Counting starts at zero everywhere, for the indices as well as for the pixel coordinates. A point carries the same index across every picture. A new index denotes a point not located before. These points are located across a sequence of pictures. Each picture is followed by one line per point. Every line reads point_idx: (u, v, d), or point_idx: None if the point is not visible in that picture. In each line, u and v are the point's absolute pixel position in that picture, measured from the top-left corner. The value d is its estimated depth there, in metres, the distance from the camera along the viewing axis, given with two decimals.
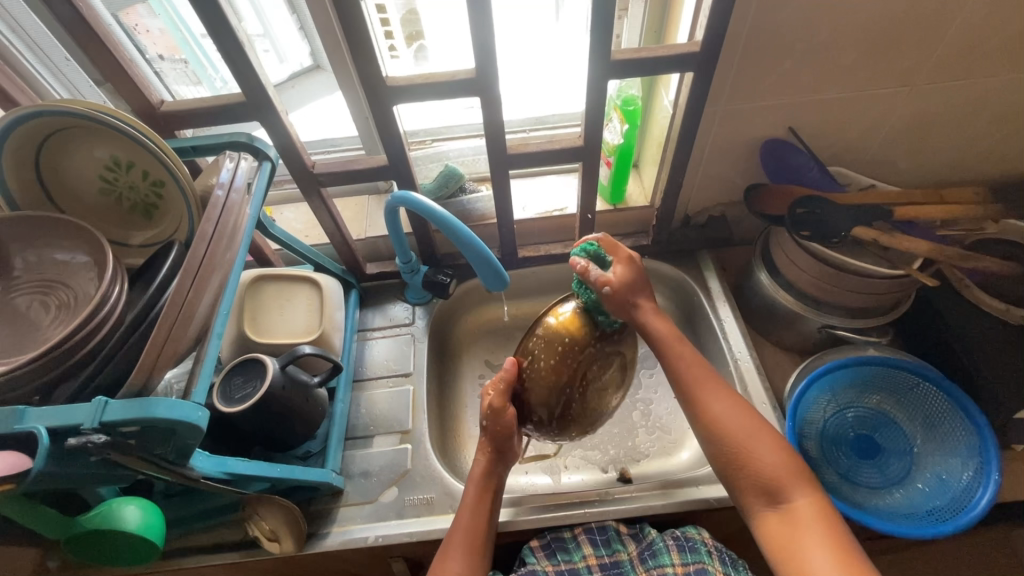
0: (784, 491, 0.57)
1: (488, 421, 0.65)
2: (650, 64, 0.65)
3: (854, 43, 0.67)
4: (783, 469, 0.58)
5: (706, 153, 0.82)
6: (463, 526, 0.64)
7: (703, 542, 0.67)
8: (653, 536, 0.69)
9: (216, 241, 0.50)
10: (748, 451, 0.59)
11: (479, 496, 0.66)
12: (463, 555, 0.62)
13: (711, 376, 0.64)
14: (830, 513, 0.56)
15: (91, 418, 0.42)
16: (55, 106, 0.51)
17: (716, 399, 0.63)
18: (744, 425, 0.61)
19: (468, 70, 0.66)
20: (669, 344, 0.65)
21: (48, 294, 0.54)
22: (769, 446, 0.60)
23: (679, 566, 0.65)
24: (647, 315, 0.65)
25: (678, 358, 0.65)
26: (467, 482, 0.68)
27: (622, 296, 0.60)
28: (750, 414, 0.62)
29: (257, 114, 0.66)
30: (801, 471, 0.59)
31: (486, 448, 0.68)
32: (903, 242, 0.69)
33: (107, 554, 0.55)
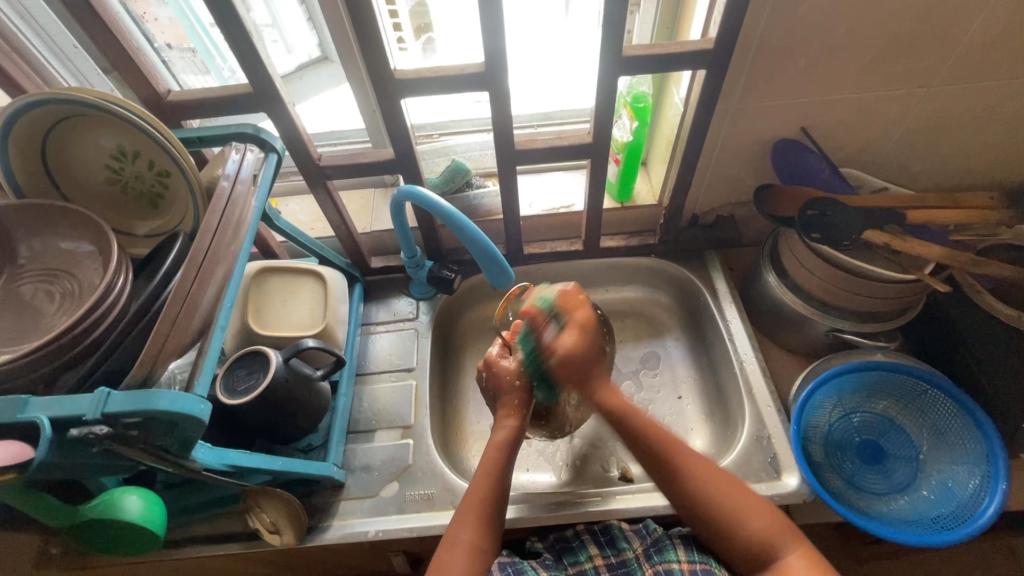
0: (775, 551, 0.56)
1: (512, 379, 0.70)
2: (662, 61, 0.64)
3: (871, 43, 0.66)
4: (771, 529, 0.57)
5: (716, 151, 0.81)
6: (478, 501, 0.61)
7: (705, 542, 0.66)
8: (658, 533, 0.68)
9: (220, 233, 0.50)
10: (731, 517, 0.58)
11: (500, 464, 0.64)
12: (479, 528, 0.59)
13: (678, 442, 0.63)
14: (819, 563, 0.55)
15: (94, 409, 0.42)
16: (61, 95, 0.51)
17: (693, 464, 0.61)
18: (726, 493, 0.59)
19: (477, 64, 0.65)
20: (631, 412, 0.65)
21: (53, 284, 0.54)
22: (756, 511, 0.58)
23: (686, 564, 0.64)
24: (598, 388, 0.67)
25: (638, 423, 0.64)
26: (489, 448, 0.65)
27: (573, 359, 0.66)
28: (731, 479, 0.60)
29: (264, 105, 0.65)
30: (788, 524, 0.57)
31: (517, 411, 0.68)
32: (915, 247, 0.68)
33: (109, 542, 0.56)
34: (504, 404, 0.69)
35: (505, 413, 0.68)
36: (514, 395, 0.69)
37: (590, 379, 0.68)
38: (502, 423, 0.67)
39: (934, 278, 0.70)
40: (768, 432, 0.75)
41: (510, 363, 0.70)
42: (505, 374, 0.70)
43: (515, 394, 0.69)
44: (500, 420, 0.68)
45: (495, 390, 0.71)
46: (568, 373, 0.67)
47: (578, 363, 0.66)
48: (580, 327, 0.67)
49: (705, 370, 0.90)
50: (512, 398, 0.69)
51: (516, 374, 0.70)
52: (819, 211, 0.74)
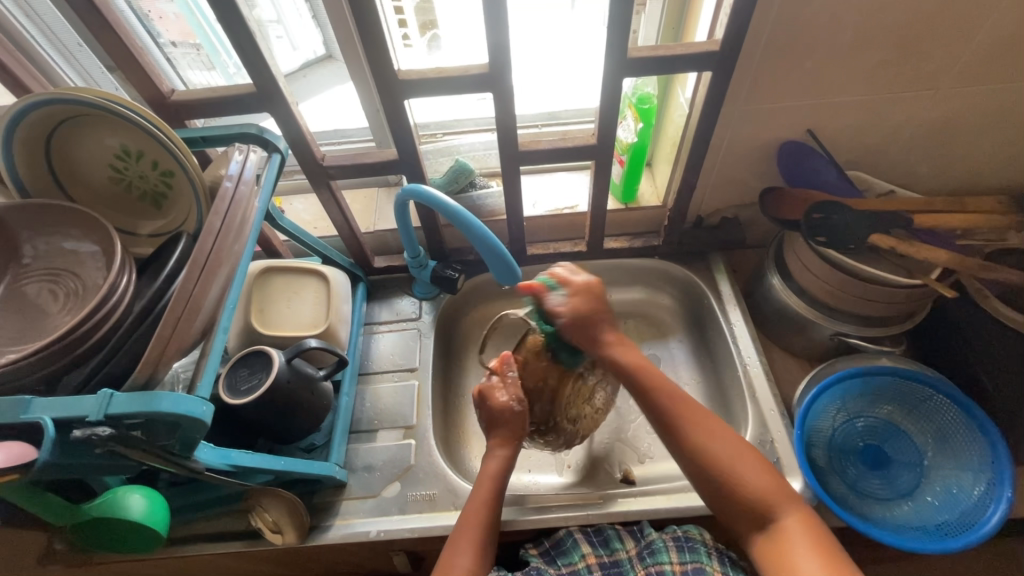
0: (771, 510, 0.56)
1: (508, 412, 0.69)
2: (668, 62, 0.63)
3: (878, 45, 0.65)
4: (768, 489, 0.57)
5: (722, 153, 0.81)
6: (476, 521, 0.63)
7: (703, 543, 0.66)
8: (653, 536, 0.67)
9: (223, 235, 0.50)
10: (728, 469, 0.58)
11: (492, 493, 0.66)
12: (473, 552, 0.60)
13: (686, 402, 0.63)
14: (818, 529, 0.55)
15: (96, 410, 0.42)
16: (65, 94, 0.51)
17: (705, 426, 0.60)
18: (730, 449, 0.59)
19: (480, 65, 0.65)
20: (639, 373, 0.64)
21: (57, 283, 0.54)
22: (754, 468, 0.58)
23: (677, 564, 0.63)
24: (609, 346, 0.65)
25: (648, 384, 0.63)
26: (481, 480, 0.67)
27: (579, 325, 0.64)
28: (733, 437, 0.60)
29: (267, 105, 0.65)
30: (787, 491, 0.57)
31: (511, 440, 0.69)
32: (922, 251, 0.67)
33: (111, 539, 0.56)
34: (501, 432, 0.69)
35: (497, 443, 0.69)
36: (511, 424, 0.69)
37: (603, 340, 0.65)
38: (494, 453, 0.68)
39: (940, 283, 0.69)
40: (771, 436, 0.75)
41: (504, 397, 0.69)
42: (502, 408, 0.69)
43: (514, 425, 0.69)
44: (489, 451, 0.69)
45: (489, 423, 0.71)
46: (578, 339, 0.65)
47: (581, 318, 0.64)
48: (582, 292, 0.65)
49: (708, 372, 0.90)
50: (508, 430, 0.69)
51: (515, 408, 0.69)
52: (825, 215, 0.73)
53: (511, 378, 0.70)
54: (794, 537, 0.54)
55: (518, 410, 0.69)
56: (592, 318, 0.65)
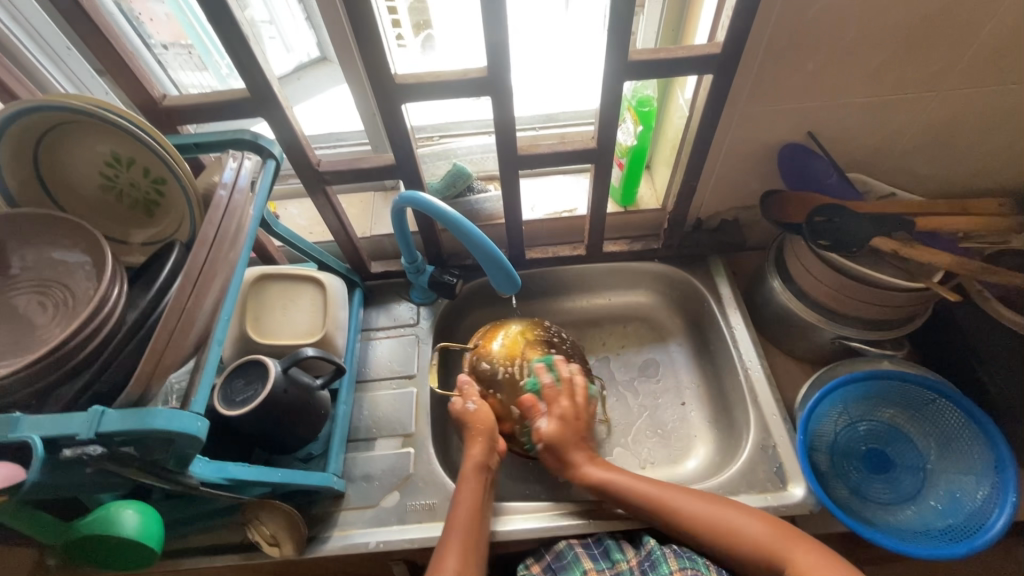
0: (783, 560, 0.60)
1: (469, 415, 0.74)
2: (669, 65, 0.62)
3: (880, 47, 0.64)
4: (766, 534, 0.62)
5: (722, 156, 0.80)
6: (461, 523, 0.64)
7: (699, 555, 0.67)
8: (651, 545, 0.67)
9: (218, 245, 0.48)
10: (726, 534, 0.63)
11: (478, 493, 0.67)
12: (461, 553, 0.61)
13: (662, 485, 0.68)
14: (829, 556, 0.60)
15: (87, 428, 0.41)
16: (52, 102, 0.50)
17: (675, 494, 0.67)
18: (713, 510, 0.65)
19: (478, 69, 0.64)
20: (618, 480, 0.70)
21: (46, 295, 0.53)
22: (747, 521, 0.63)
23: (679, 575, 0.63)
24: (584, 467, 0.72)
25: (618, 495, 0.69)
26: (464, 479, 0.69)
27: (559, 452, 0.72)
28: (709, 497, 0.67)
29: (262, 109, 0.64)
30: (785, 529, 0.62)
31: (483, 438, 0.72)
32: (925, 255, 0.67)
33: (105, 556, 0.55)
34: (470, 436, 0.73)
35: (473, 441, 0.72)
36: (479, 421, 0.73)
37: (576, 462, 0.72)
38: (471, 452, 0.71)
39: (943, 286, 0.68)
40: (774, 441, 0.74)
41: (465, 404, 0.75)
42: (462, 413, 0.74)
43: (480, 423, 0.73)
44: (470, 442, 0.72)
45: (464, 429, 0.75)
46: (553, 461, 0.73)
47: (563, 439, 0.72)
48: (560, 419, 0.73)
49: (709, 376, 0.89)
50: (476, 432, 0.73)
51: (473, 408, 0.74)
52: (826, 218, 0.73)
53: (470, 389, 0.77)
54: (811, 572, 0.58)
55: (472, 409, 0.74)
56: (574, 445, 0.73)
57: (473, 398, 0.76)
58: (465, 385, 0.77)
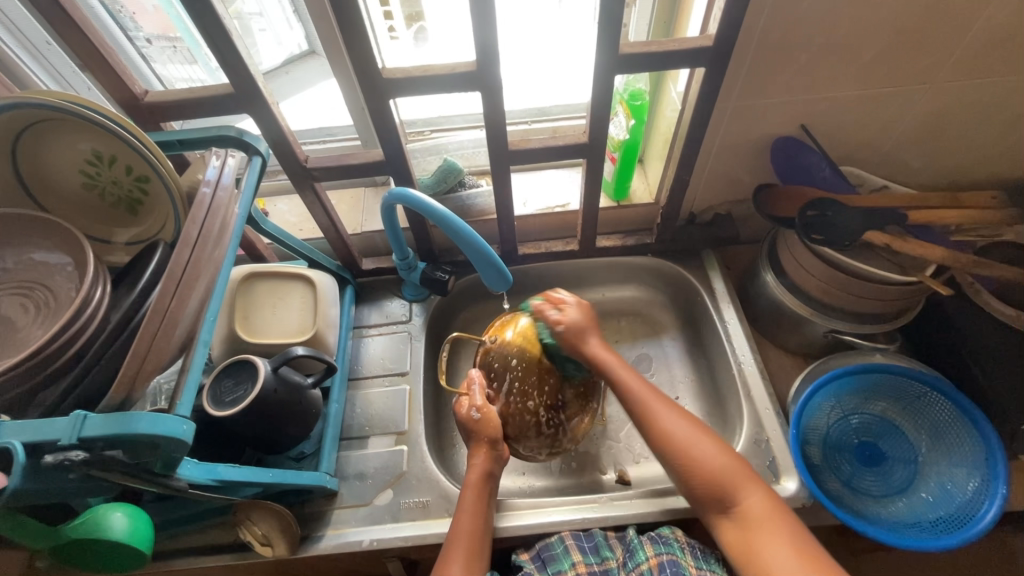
0: (734, 495, 0.61)
1: (473, 423, 0.69)
2: (661, 59, 0.62)
3: (873, 40, 0.64)
4: (729, 471, 0.62)
5: (714, 150, 0.80)
6: (464, 532, 0.64)
7: (676, 539, 0.67)
8: (630, 534, 0.68)
9: (201, 245, 0.47)
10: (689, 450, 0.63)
11: (479, 497, 0.67)
12: (464, 560, 0.61)
13: (658, 398, 0.68)
14: (778, 508, 0.60)
15: (69, 434, 0.40)
16: (28, 99, 0.48)
17: (664, 410, 0.66)
18: (692, 434, 0.64)
19: (468, 63, 0.62)
20: (621, 376, 0.69)
21: (27, 297, 0.52)
22: (717, 453, 0.63)
23: (654, 560, 0.64)
24: (597, 350, 0.71)
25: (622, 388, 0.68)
26: (465, 489, 0.68)
27: (574, 335, 0.71)
28: (693, 422, 0.66)
29: (247, 106, 0.63)
30: (747, 473, 0.62)
31: (485, 447, 0.69)
32: (918, 249, 0.67)
33: (94, 560, 0.54)
34: (473, 444, 0.70)
35: (475, 451, 0.70)
36: (484, 431, 0.69)
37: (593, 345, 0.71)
38: (472, 462, 0.69)
39: (935, 280, 0.68)
40: (767, 436, 0.75)
41: (470, 406, 0.70)
42: (465, 421, 0.69)
43: (483, 433, 0.69)
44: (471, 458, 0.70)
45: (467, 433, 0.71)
46: (573, 342, 0.70)
47: (581, 324, 0.71)
48: (580, 308, 0.73)
49: (702, 370, 0.89)
50: (478, 439, 0.69)
51: (477, 417, 0.69)
52: (819, 212, 0.73)
53: (475, 393, 0.70)
54: (755, 514, 0.59)
55: (475, 418, 0.69)
56: (589, 329, 0.72)
57: (475, 404, 0.69)
58: (472, 383, 0.71)
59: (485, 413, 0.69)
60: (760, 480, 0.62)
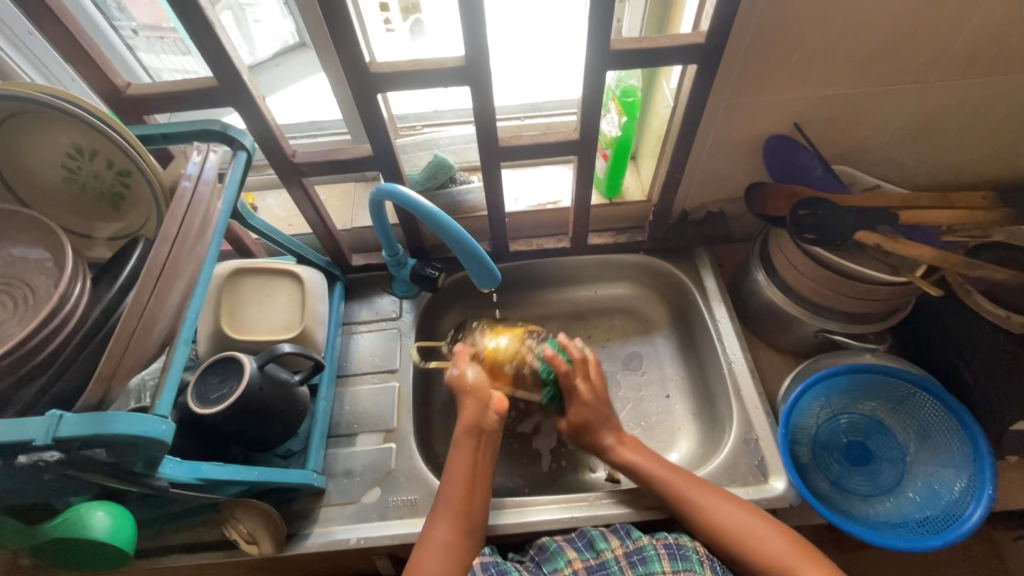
0: None
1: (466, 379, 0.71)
2: (652, 56, 0.61)
3: (866, 38, 0.63)
4: (786, 556, 0.60)
5: (707, 148, 0.79)
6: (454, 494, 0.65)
7: (695, 552, 0.63)
8: (643, 541, 0.64)
9: (180, 242, 0.46)
10: (738, 541, 0.62)
11: (475, 449, 0.69)
12: (450, 523, 0.63)
13: (698, 484, 0.67)
14: None
15: (44, 434, 0.39)
16: (4, 91, 0.47)
17: (705, 500, 0.65)
18: (740, 522, 0.63)
19: (457, 57, 0.61)
20: (647, 466, 0.71)
21: (5, 293, 0.51)
22: (771, 539, 0.61)
23: (671, 575, 0.60)
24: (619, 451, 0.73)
25: (656, 474, 0.69)
26: (457, 443, 0.69)
27: (584, 437, 0.75)
28: (738, 507, 0.64)
29: (231, 99, 0.62)
30: (809, 557, 0.60)
31: (478, 398, 0.70)
32: (908, 249, 0.67)
33: (76, 559, 0.53)
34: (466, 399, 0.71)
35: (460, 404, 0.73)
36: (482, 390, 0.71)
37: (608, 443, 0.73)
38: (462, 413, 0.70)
39: (926, 281, 0.68)
40: (756, 435, 0.75)
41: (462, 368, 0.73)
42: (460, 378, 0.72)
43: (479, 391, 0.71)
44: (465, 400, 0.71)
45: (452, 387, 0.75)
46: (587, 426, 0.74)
47: (597, 416, 0.74)
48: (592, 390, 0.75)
49: (692, 369, 0.89)
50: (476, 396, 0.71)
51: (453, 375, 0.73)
52: (811, 211, 0.72)
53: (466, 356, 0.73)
54: None
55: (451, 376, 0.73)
56: (603, 424, 0.74)
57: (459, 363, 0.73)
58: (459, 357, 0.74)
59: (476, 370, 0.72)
60: (821, 562, 0.59)
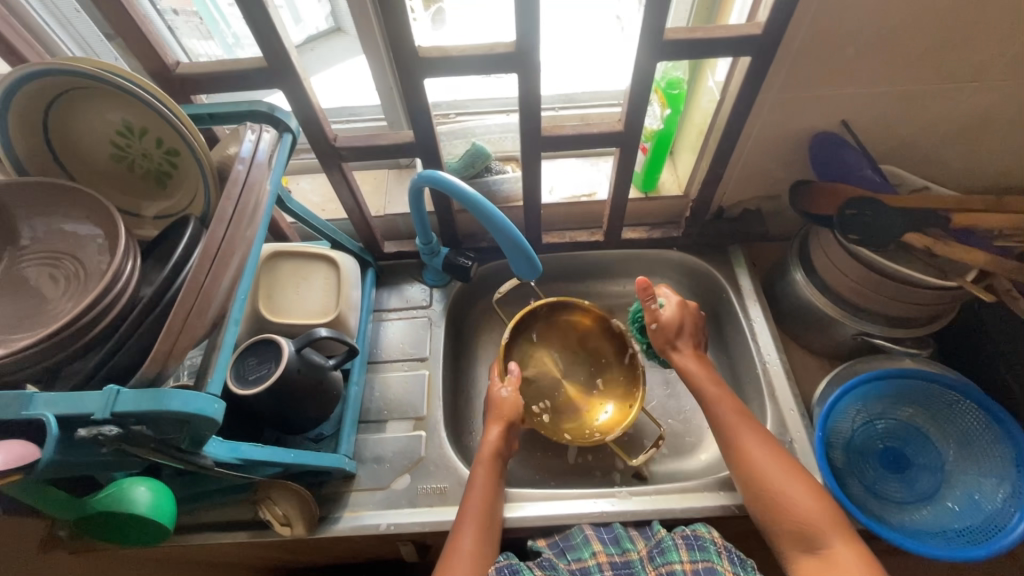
0: (821, 538, 0.57)
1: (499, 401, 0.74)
2: (706, 46, 0.59)
3: (926, 34, 0.61)
4: (818, 512, 0.58)
5: (750, 143, 0.78)
6: (474, 504, 0.64)
7: (713, 542, 0.62)
8: (663, 534, 0.64)
9: (236, 222, 0.46)
10: (778, 499, 0.60)
11: (490, 471, 0.68)
12: (477, 535, 0.62)
13: (751, 423, 0.67)
14: (871, 563, 0.55)
15: (102, 408, 0.40)
16: (62, 65, 0.47)
17: (754, 441, 0.64)
18: (782, 469, 0.62)
19: (506, 44, 0.60)
20: (708, 389, 0.70)
21: (56, 267, 0.51)
22: (807, 493, 0.60)
23: (688, 564, 0.59)
24: (684, 359, 0.74)
25: (712, 398, 0.69)
26: (478, 462, 0.69)
27: (666, 334, 0.75)
28: (785, 457, 0.63)
29: (278, 80, 0.61)
30: (841, 522, 0.58)
31: (503, 419, 0.72)
32: (958, 252, 0.65)
33: (117, 534, 0.54)
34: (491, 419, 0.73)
35: (490, 426, 0.72)
36: (506, 409, 0.73)
37: (676, 348, 0.75)
38: (487, 436, 0.71)
39: (976, 286, 0.66)
40: (790, 437, 0.74)
41: (499, 389, 0.76)
42: (493, 398, 0.75)
43: (507, 411, 0.73)
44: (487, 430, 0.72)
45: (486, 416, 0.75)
46: (661, 341, 0.75)
47: (677, 319, 0.75)
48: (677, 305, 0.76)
49: (724, 368, 0.88)
50: (497, 415, 0.73)
51: (505, 396, 0.74)
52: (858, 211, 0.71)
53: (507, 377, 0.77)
54: (841, 561, 0.55)
55: (510, 397, 0.74)
56: (683, 330, 0.75)
57: (508, 384, 0.76)
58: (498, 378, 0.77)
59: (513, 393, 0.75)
60: (853, 532, 0.57)
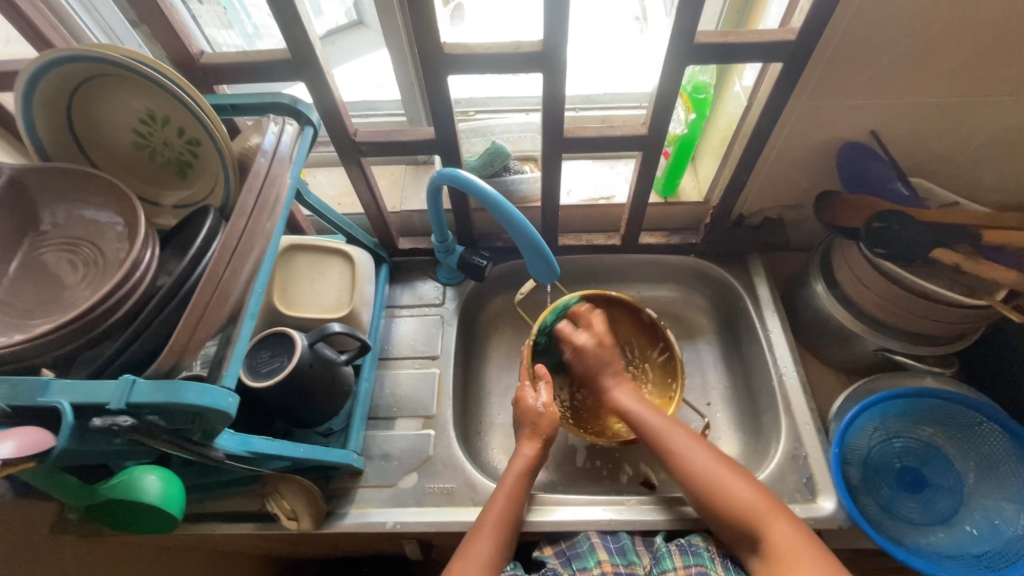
0: (762, 529, 0.59)
1: (537, 414, 0.72)
2: (737, 51, 0.58)
3: (965, 45, 0.60)
4: (754, 502, 0.61)
5: (775, 151, 0.76)
6: (494, 513, 0.63)
7: (706, 549, 0.64)
8: (657, 543, 0.65)
9: (256, 216, 0.46)
10: (714, 493, 0.63)
11: (518, 487, 0.66)
12: (491, 543, 0.61)
13: (670, 423, 0.70)
14: (814, 544, 0.57)
15: (118, 398, 0.39)
16: (85, 51, 0.47)
17: (676, 438, 0.68)
18: (709, 463, 0.65)
19: (532, 42, 0.59)
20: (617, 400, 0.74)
21: (75, 254, 0.51)
22: (740, 485, 0.62)
23: (683, 571, 0.61)
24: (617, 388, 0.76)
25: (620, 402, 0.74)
26: (509, 474, 0.67)
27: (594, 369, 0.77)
28: (712, 453, 0.66)
29: (301, 72, 0.61)
30: (778, 507, 0.60)
31: (536, 438, 0.70)
32: (989, 270, 0.63)
33: (129, 523, 0.53)
34: (529, 435, 0.71)
35: (525, 442, 0.71)
36: (543, 425, 0.71)
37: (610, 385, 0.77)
38: (523, 451, 0.70)
39: (1005, 305, 0.65)
40: (805, 452, 0.72)
41: (534, 398, 0.73)
42: (530, 410, 0.72)
43: (545, 427, 0.71)
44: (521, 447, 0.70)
45: (518, 423, 0.73)
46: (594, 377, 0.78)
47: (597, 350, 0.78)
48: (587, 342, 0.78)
49: (738, 378, 0.87)
50: (537, 431, 0.71)
51: (541, 410, 0.72)
52: (885, 224, 0.69)
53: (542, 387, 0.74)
54: (784, 548, 0.57)
55: (548, 411, 0.72)
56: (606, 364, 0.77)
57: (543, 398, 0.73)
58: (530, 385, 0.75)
59: (549, 408, 0.72)
60: (791, 516, 0.60)
